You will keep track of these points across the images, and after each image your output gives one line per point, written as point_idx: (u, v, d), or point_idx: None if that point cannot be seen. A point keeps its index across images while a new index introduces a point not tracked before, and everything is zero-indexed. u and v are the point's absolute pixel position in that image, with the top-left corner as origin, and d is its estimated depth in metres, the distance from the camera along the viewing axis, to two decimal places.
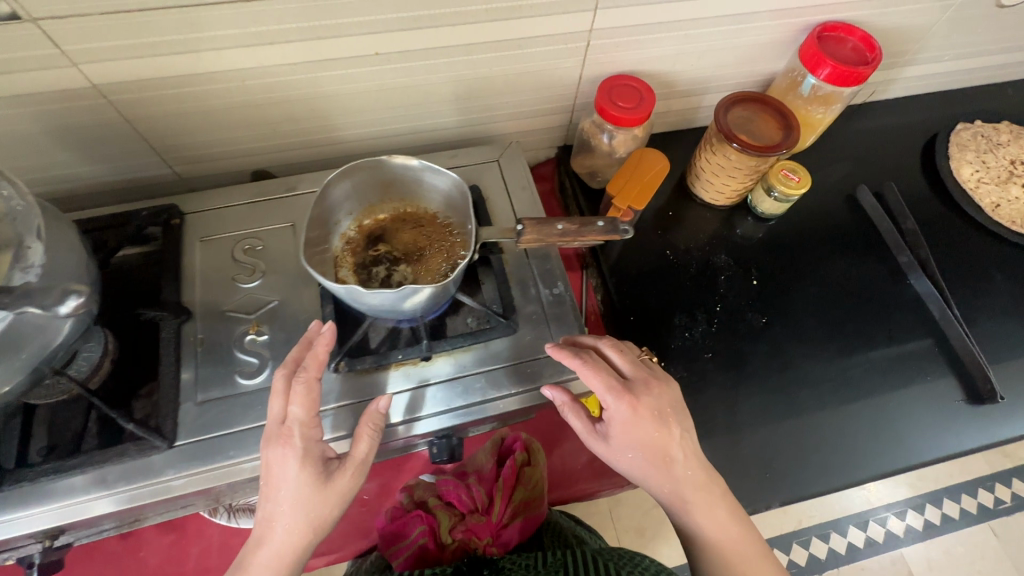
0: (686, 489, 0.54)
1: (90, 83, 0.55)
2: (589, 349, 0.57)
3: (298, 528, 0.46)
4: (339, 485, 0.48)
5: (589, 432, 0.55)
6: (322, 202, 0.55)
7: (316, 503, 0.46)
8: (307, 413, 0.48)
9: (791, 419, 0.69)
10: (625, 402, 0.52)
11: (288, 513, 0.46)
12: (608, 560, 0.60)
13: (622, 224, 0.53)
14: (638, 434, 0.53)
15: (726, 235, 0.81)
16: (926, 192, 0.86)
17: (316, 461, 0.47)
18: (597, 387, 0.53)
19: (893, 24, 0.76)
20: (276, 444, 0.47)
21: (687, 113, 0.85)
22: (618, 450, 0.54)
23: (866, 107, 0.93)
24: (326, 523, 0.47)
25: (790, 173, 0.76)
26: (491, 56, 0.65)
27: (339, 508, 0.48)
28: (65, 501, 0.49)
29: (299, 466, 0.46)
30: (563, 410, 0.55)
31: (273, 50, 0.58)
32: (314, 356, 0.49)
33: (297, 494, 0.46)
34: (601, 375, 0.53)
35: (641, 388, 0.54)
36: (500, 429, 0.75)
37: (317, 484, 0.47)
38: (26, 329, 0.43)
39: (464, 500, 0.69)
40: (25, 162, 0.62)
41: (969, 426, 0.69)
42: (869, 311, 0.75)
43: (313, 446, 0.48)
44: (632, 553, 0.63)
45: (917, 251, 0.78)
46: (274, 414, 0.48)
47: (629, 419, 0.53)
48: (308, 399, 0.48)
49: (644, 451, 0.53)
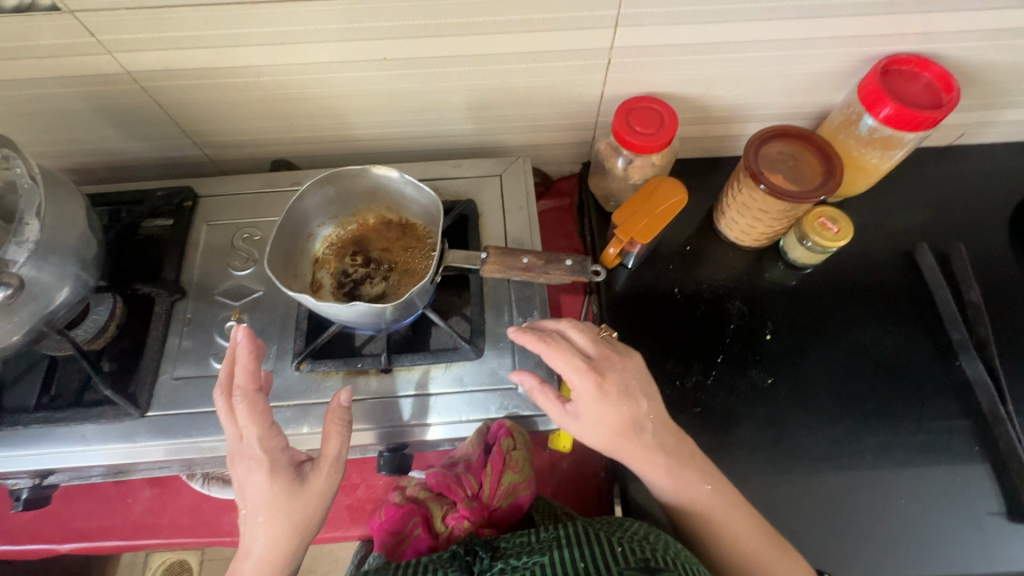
0: (658, 458, 0.53)
1: (124, 69, 0.60)
2: (549, 331, 0.56)
3: (280, 535, 0.45)
4: (316, 485, 0.47)
5: (559, 414, 0.54)
6: (301, 206, 0.57)
7: (297, 506, 0.45)
8: (261, 425, 0.47)
9: (783, 494, 0.62)
10: (592, 378, 0.52)
11: (266, 522, 0.45)
12: (598, 529, 0.51)
13: (588, 266, 0.55)
14: (606, 410, 0.52)
15: (746, 280, 0.74)
16: (1008, 261, 0.73)
17: (286, 467, 0.46)
18: (563, 368, 0.53)
19: (988, 60, 0.64)
20: (240, 461, 0.46)
21: (726, 140, 0.78)
22: (590, 428, 0.53)
23: (953, 151, 0.80)
24: (313, 524, 0.46)
25: (829, 222, 0.67)
26: (503, 68, 0.63)
27: (324, 507, 0.47)
28: (58, 448, 0.56)
29: (269, 477, 0.45)
30: (534, 394, 0.54)
31: (284, 50, 0.59)
32: (242, 370, 0.47)
33: (274, 502, 0.45)
34: (565, 355, 0.53)
35: (604, 364, 0.54)
36: (487, 416, 0.59)
37: (293, 488, 0.46)
38: (37, 288, 0.48)
39: (453, 489, 0.56)
40: (80, 134, 0.69)
41: (1002, 545, 0.59)
42: (901, 391, 0.66)
43: (279, 454, 0.47)
44: (623, 520, 0.54)
45: (976, 329, 0.67)
46: (231, 433, 0.47)
47: (597, 396, 0.52)
48: (257, 412, 0.47)
49: (612, 426, 0.53)
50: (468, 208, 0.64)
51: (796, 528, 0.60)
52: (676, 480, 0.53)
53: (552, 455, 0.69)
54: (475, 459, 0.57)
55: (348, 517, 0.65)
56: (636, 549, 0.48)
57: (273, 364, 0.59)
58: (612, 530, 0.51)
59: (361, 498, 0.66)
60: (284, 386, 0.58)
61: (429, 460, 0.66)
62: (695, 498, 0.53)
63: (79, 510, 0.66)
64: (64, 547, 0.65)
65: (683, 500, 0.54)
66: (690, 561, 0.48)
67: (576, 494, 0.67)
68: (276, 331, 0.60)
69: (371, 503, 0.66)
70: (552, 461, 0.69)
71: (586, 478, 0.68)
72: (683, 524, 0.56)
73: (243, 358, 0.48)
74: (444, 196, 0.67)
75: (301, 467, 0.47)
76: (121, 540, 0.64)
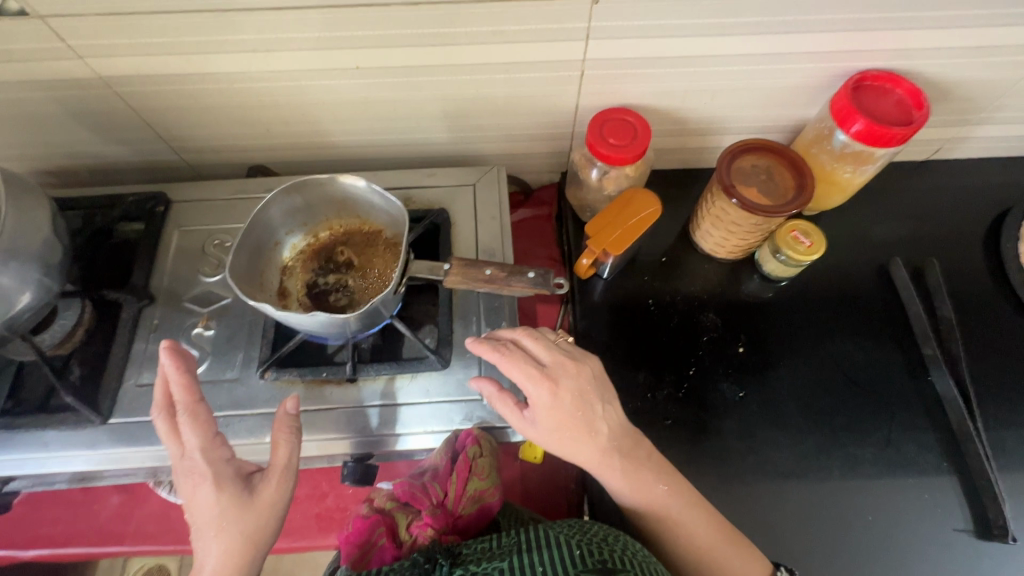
0: (614, 462, 0.53)
1: (96, 74, 0.60)
2: (505, 340, 0.56)
3: (233, 548, 0.44)
4: (265, 495, 0.47)
5: (516, 420, 0.54)
6: (264, 215, 0.58)
7: (247, 517, 0.45)
8: (204, 437, 0.47)
9: (752, 508, 0.61)
10: (545, 385, 0.52)
11: (216, 536, 0.44)
12: (561, 532, 0.50)
13: (551, 280, 0.57)
14: (561, 418, 0.52)
15: (721, 293, 0.74)
16: (982, 277, 0.73)
17: (233, 479, 0.46)
18: (518, 377, 0.52)
19: (961, 77, 0.64)
20: (185, 477, 0.46)
21: (703, 152, 0.78)
22: (547, 436, 0.53)
23: (929, 165, 0.80)
24: (267, 534, 0.46)
25: (801, 237, 0.67)
26: (478, 78, 0.63)
27: (276, 518, 0.47)
28: (18, 456, 0.56)
29: (215, 490, 0.45)
30: (493, 402, 0.54)
31: (257, 57, 0.59)
32: (179, 385, 0.47)
33: (222, 515, 0.45)
34: (518, 364, 0.53)
35: (559, 371, 0.53)
36: (456, 424, 0.58)
37: (241, 498, 0.46)
38: None
39: (419, 498, 0.55)
40: (54, 137, 0.69)
41: (968, 564, 0.59)
42: (871, 405, 0.66)
43: (224, 466, 0.47)
44: (585, 524, 0.53)
45: (947, 344, 0.67)
46: (174, 451, 0.47)
47: (552, 403, 0.52)
48: (200, 424, 0.47)
49: (568, 434, 0.52)
50: (440, 217, 0.67)
51: (764, 543, 0.60)
52: (633, 487, 0.53)
53: (523, 465, 0.68)
54: (441, 468, 0.57)
55: (316, 527, 0.65)
56: (595, 551, 0.47)
57: (239, 372, 0.59)
58: (572, 533, 0.50)
59: (330, 507, 0.66)
60: (248, 394, 0.58)
61: (399, 471, 0.66)
62: (653, 507, 0.54)
63: (46, 515, 0.65)
64: (29, 553, 0.64)
65: (648, 515, 0.54)
66: (650, 561, 0.49)
67: (547, 506, 0.67)
68: (242, 339, 0.61)
69: (339, 512, 0.66)
70: (523, 471, 0.68)
71: (557, 488, 0.67)
72: (647, 537, 0.55)
73: (176, 373, 0.47)
74: (416, 205, 0.70)
75: (250, 478, 0.47)
76: (87, 547, 0.64)
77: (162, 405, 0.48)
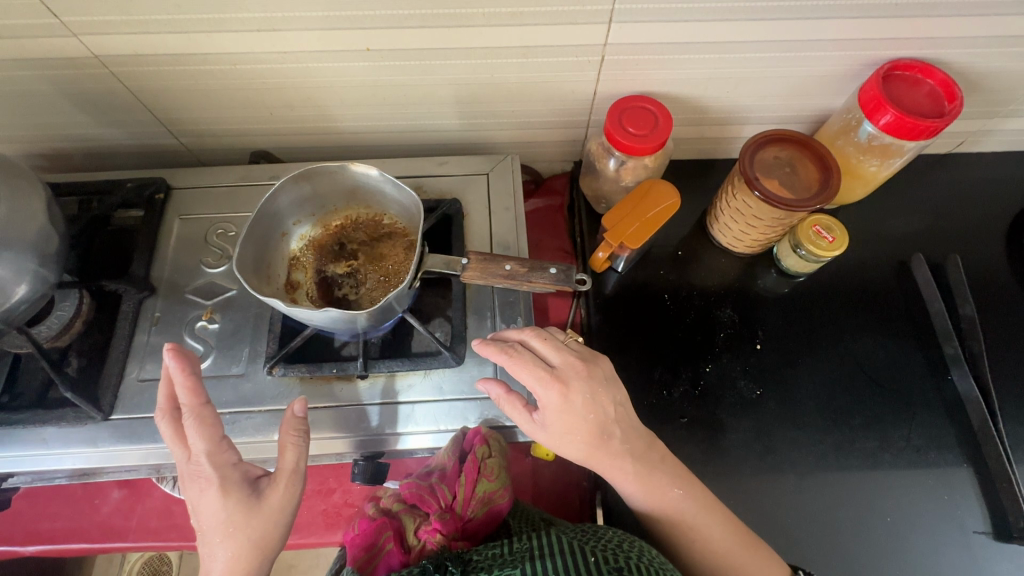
0: (629, 463, 0.52)
1: (92, 54, 0.57)
2: (512, 340, 0.54)
3: (241, 553, 0.43)
4: (273, 500, 0.45)
5: (525, 422, 0.53)
6: (271, 206, 0.56)
7: (254, 522, 0.44)
8: (210, 441, 0.45)
9: (766, 507, 0.60)
10: (556, 389, 0.50)
11: (224, 541, 0.43)
12: (574, 538, 0.49)
13: (571, 275, 0.55)
14: (572, 420, 0.51)
15: (738, 287, 0.72)
16: (1004, 274, 0.71)
17: (240, 484, 0.45)
18: (526, 378, 0.51)
19: (994, 67, 0.62)
20: (193, 482, 0.45)
21: (722, 142, 0.76)
22: (557, 437, 0.52)
23: (952, 158, 0.78)
24: (276, 538, 0.45)
25: (823, 232, 0.66)
26: (493, 62, 0.60)
27: (284, 522, 0.46)
28: (17, 452, 0.54)
29: (222, 495, 0.44)
30: (500, 403, 0.53)
31: (261, 37, 0.55)
32: (184, 389, 0.45)
33: (230, 520, 0.43)
34: (527, 367, 0.51)
35: (569, 373, 0.51)
36: (463, 424, 0.57)
37: (249, 504, 0.44)
38: None
39: (426, 500, 0.54)
40: (48, 119, 0.66)
41: (986, 565, 0.58)
42: (890, 405, 0.65)
43: (232, 470, 0.45)
44: (598, 528, 0.52)
45: (969, 344, 0.66)
46: (180, 454, 0.45)
47: (562, 407, 0.50)
48: (206, 428, 0.45)
49: (581, 438, 0.51)
50: (453, 207, 0.65)
51: (779, 543, 0.59)
52: (647, 487, 0.52)
53: (535, 461, 0.67)
54: (449, 468, 0.56)
55: (324, 523, 0.64)
56: (609, 559, 0.46)
57: (245, 368, 0.58)
58: (586, 540, 0.49)
59: (337, 504, 0.64)
60: (255, 390, 0.57)
61: (407, 468, 0.65)
62: (669, 508, 0.52)
63: (45, 511, 0.64)
64: (28, 548, 0.63)
65: (663, 518, 0.53)
66: (665, 567, 0.47)
67: (559, 502, 0.66)
68: (248, 333, 0.59)
69: (347, 509, 0.64)
70: (535, 467, 0.67)
71: (569, 485, 0.66)
72: (661, 539, 0.54)
73: (180, 377, 0.45)
74: (428, 194, 0.67)
75: (257, 482, 0.46)
76: (87, 543, 0.62)
77: (167, 409, 0.46)
